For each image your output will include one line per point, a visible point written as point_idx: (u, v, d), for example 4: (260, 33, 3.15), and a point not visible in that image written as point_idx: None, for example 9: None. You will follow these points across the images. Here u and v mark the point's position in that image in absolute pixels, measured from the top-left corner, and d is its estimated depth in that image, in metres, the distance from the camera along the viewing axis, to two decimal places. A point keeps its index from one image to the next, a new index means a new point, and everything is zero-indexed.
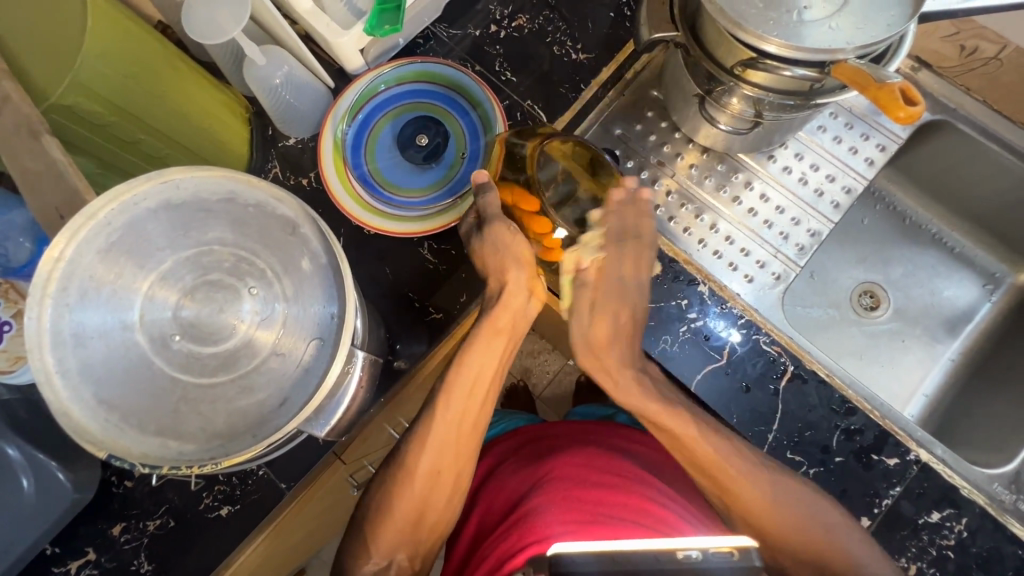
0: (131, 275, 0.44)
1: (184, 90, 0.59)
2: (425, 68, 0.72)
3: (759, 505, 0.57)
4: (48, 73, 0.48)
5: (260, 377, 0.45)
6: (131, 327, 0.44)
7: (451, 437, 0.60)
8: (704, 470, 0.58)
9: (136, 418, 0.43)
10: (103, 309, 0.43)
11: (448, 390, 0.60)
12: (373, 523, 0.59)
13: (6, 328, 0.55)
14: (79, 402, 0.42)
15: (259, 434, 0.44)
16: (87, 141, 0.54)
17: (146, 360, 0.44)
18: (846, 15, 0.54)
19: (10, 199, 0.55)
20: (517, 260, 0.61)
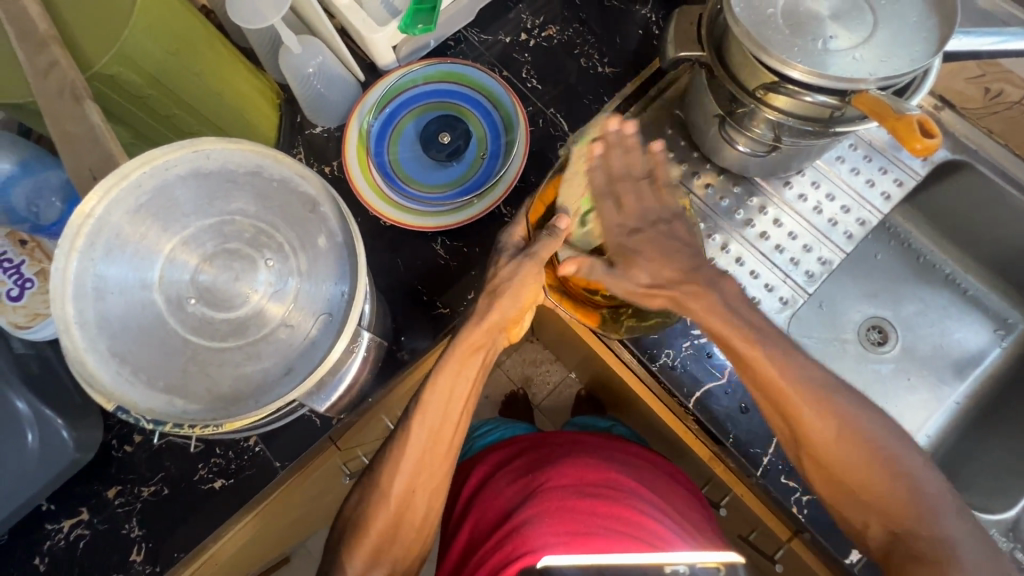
0: (155, 238, 0.46)
1: (218, 69, 0.61)
2: (453, 68, 0.74)
3: (833, 454, 0.58)
4: (93, 40, 0.50)
5: (267, 345, 0.46)
6: (149, 287, 0.45)
7: (425, 455, 0.61)
8: (795, 416, 0.58)
9: (146, 374, 0.44)
10: (126, 266, 0.45)
11: (420, 410, 0.61)
12: (350, 538, 0.61)
13: (30, 284, 0.61)
14: (94, 353, 0.43)
15: (261, 400, 0.44)
16: (125, 111, 0.56)
17: (160, 318, 0.45)
18: (870, 47, 0.56)
19: (48, 159, 0.56)
20: (510, 292, 0.62)
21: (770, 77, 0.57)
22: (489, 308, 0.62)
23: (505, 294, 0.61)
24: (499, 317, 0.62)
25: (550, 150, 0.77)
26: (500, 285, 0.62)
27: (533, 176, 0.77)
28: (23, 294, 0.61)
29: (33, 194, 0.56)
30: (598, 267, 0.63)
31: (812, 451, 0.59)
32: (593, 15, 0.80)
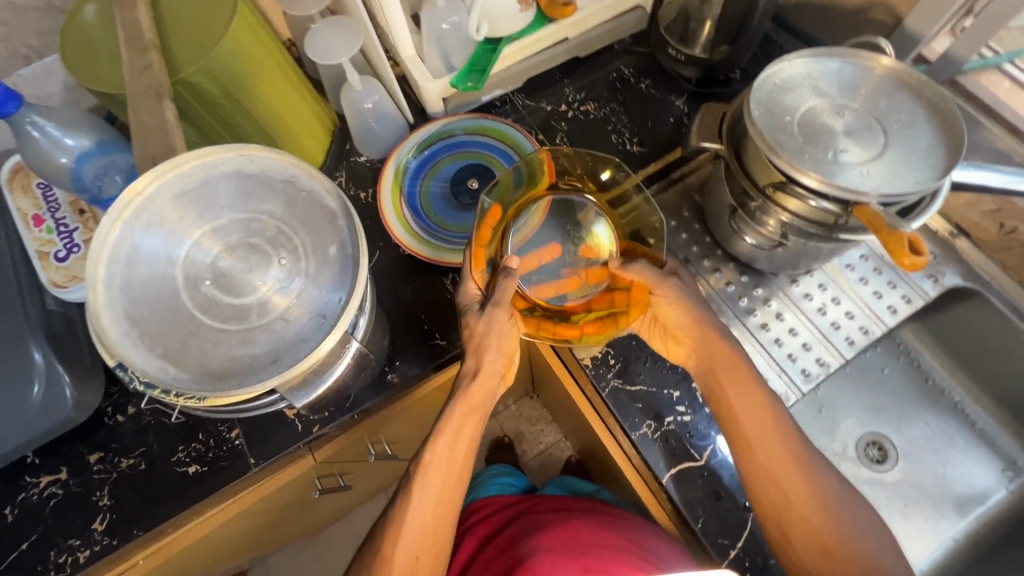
0: (189, 222, 0.51)
1: (283, 91, 0.68)
2: (493, 125, 0.81)
3: (817, 527, 0.59)
4: (186, 53, 0.59)
5: (262, 334, 0.50)
6: (174, 263, 0.50)
7: (427, 515, 0.62)
8: (789, 481, 0.60)
9: (149, 338, 0.48)
10: (158, 241, 0.50)
11: (420, 473, 0.62)
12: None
13: (76, 250, 0.71)
14: (111, 312, 0.47)
15: (242, 382, 0.47)
16: (196, 114, 0.63)
17: (175, 292, 0.50)
18: (878, 166, 0.59)
19: (122, 143, 0.64)
20: (499, 346, 0.62)
21: (779, 176, 0.61)
22: (480, 361, 0.63)
23: (488, 345, 0.62)
24: (491, 374, 0.63)
25: None
26: (483, 342, 0.62)
27: None
28: (69, 257, 0.70)
29: (100, 170, 0.62)
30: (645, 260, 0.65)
31: (775, 488, 0.61)
32: (630, 99, 0.87)
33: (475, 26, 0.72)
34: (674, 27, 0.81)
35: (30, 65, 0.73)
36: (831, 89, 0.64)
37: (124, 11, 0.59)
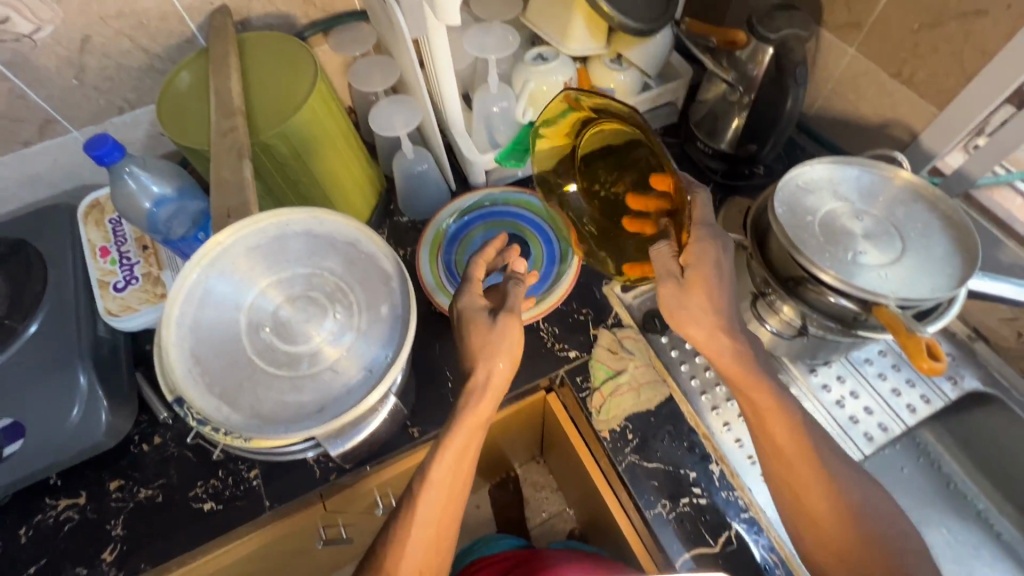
0: (258, 272, 0.55)
1: (344, 154, 0.75)
2: (530, 199, 0.87)
3: (829, 520, 0.58)
4: (267, 119, 0.66)
5: (312, 382, 0.53)
6: (240, 308, 0.54)
7: (431, 528, 0.59)
8: (797, 477, 0.60)
9: (207, 376, 0.51)
10: (228, 288, 0.54)
11: (425, 489, 0.59)
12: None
13: (134, 282, 0.76)
14: (179, 350, 0.51)
15: (290, 427, 0.50)
16: (265, 171, 0.70)
17: (238, 336, 0.53)
18: (897, 269, 0.62)
19: (199, 191, 0.70)
20: (507, 355, 0.60)
21: (801, 271, 0.64)
22: (490, 374, 0.60)
23: (500, 356, 0.60)
24: (497, 388, 0.61)
25: (595, 284, 0.83)
26: (489, 351, 0.60)
27: (577, 303, 0.82)
28: (126, 289, 0.75)
29: (175, 214, 0.68)
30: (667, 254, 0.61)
31: (797, 496, 0.60)
32: None
33: (522, 110, 0.81)
34: (703, 122, 0.87)
35: (122, 115, 0.81)
36: (851, 193, 0.69)
37: (219, 81, 0.67)
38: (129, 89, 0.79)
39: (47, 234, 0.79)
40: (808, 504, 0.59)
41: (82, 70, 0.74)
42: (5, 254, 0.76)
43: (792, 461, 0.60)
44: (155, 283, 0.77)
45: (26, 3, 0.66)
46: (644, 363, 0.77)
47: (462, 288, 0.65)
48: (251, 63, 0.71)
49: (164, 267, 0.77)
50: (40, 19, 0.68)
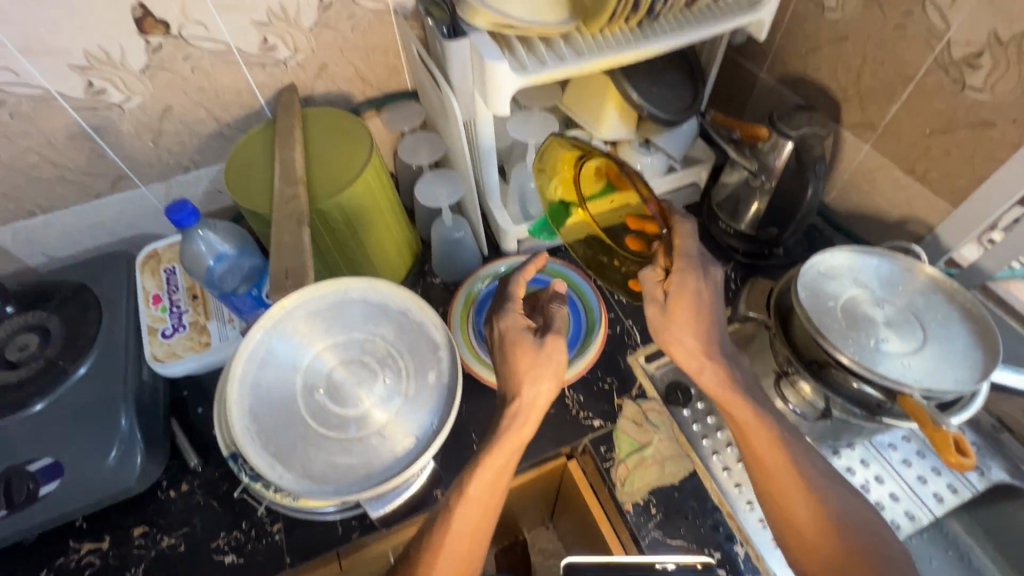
0: (316, 335, 0.59)
1: (389, 221, 0.80)
2: (559, 267, 0.90)
3: (816, 535, 0.59)
4: (325, 189, 0.72)
5: (360, 445, 0.56)
6: (297, 369, 0.58)
7: (463, 545, 0.58)
8: (778, 488, 0.61)
9: (263, 434, 0.54)
10: (288, 350, 0.58)
11: (461, 509, 0.59)
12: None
13: (182, 329, 0.81)
14: (240, 407, 0.54)
15: (340, 490, 0.53)
16: (317, 235, 0.75)
17: (294, 396, 0.57)
18: (919, 357, 0.64)
19: (257, 251, 0.75)
20: (552, 379, 0.63)
21: (825, 356, 0.66)
22: (536, 397, 0.63)
23: (545, 377, 0.63)
24: (540, 405, 0.63)
25: (619, 354, 0.85)
26: (536, 370, 0.63)
27: (602, 372, 0.84)
28: (173, 335, 0.80)
29: (234, 271, 0.72)
30: (652, 277, 0.68)
31: (784, 509, 0.61)
32: None
33: None
34: (725, 205, 0.92)
35: (187, 173, 0.88)
36: (871, 280, 0.72)
37: (284, 152, 0.74)
38: (196, 151, 0.86)
39: (104, 279, 0.84)
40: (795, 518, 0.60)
41: (159, 134, 0.81)
42: (64, 297, 0.80)
43: (786, 480, 0.61)
44: (201, 331, 0.81)
45: (122, 77, 0.73)
46: (667, 437, 0.78)
47: (501, 310, 0.68)
48: (312, 136, 0.78)
49: (211, 317, 0.81)
50: (132, 90, 0.75)
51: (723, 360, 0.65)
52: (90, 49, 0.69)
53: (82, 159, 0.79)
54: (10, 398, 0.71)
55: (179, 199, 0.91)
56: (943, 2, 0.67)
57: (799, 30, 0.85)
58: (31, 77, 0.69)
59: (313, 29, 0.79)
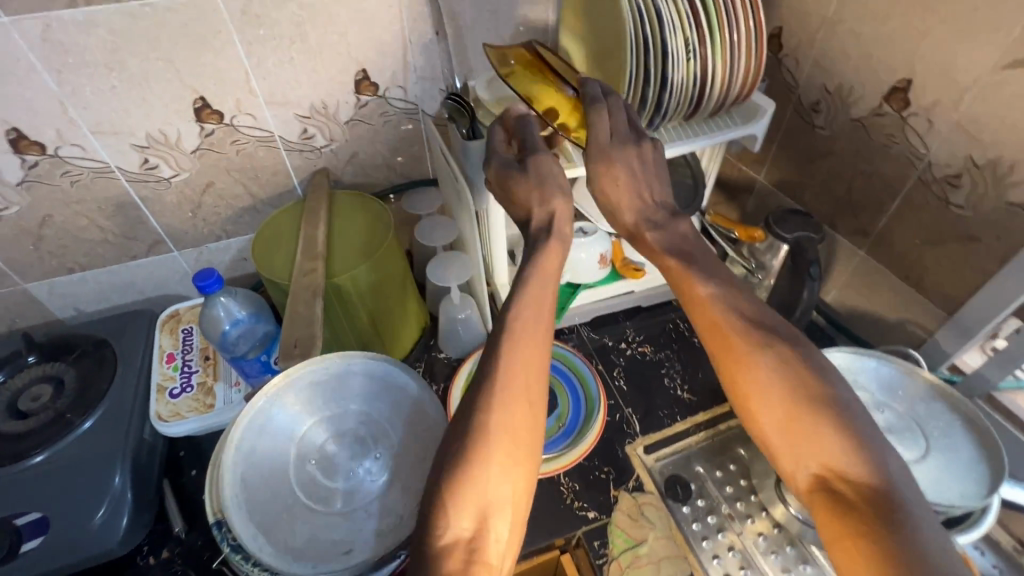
0: (316, 406, 0.61)
1: (399, 297, 0.84)
2: (559, 349, 0.92)
3: (767, 394, 0.52)
4: (343, 265, 0.76)
5: (345, 521, 0.56)
6: (293, 439, 0.60)
7: (520, 379, 0.52)
8: (730, 358, 0.55)
9: (251, 503, 0.55)
10: (287, 420, 0.60)
11: (502, 378, 0.52)
12: (466, 553, 0.46)
13: (188, 390, 0.82)
14: (232, 473, 0.55)
15: (318, 567, 0.52)
16: (330, 308, 0.78)
17: (286, 466, 0.58)
18: (921, 469, 0.64)
19: (271, 317, 0.79)
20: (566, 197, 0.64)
21: None
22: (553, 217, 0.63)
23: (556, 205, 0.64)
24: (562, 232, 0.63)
25: (617, 442, 0.84)
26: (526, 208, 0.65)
27: (599, 460, 0.82)
28: (181, 395, 0.81)
29: (249, 336, 0.76)
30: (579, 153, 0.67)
31: (739, 379, 0.55)
32: (683, 349, 0.96)
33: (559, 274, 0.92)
34: None
35: (218, 242, 0.95)
36: (870, 386, 0.71)
37: (308, 229, 0.80)
38: (230, 223, 0.93)
39: (125, 336, 0.87)
40: (753, 374, 0.54)
41: (198, 206, 0.89)
42: (84, 351, 0.84)
43: (737, 351, 0.55)
44: (207, 393, 0.82)
45: (175, 157, 0.82)
46: (664, 536, 0.75)
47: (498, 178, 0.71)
48: (337, 215, 0.84)
49: (219, 379, 0.83)
50: (181, 168, 0.83)
51: (652, 230, 0.65)
52: (152, 132, 0.78)
53: (126, 224, 0.87)
54: (14, 447, 0.73)
55: (207, 264, 0.96)
56: (920, 128, 0.73)
57: (793, 143, 0.92)
58: (96, 153, 0.78)
59: (348, 122, 0.88)
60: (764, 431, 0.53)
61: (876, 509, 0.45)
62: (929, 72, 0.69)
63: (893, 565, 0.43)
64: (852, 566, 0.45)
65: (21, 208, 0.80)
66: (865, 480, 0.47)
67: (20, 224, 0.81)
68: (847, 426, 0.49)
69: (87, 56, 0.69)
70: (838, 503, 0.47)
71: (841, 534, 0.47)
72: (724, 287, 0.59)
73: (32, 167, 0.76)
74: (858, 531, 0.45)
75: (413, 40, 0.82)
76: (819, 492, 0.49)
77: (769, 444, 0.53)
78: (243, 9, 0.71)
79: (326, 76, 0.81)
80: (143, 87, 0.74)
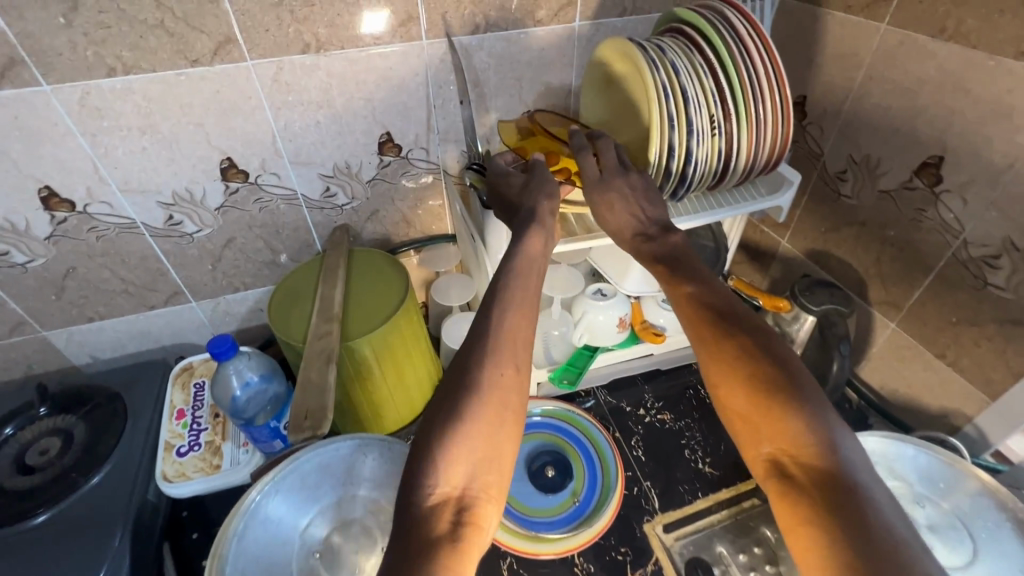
0: (321, 491, 0.60)
1: (413, 358, 0.82)
2: (575, 415, 0.90)
3: (734, 378, 0.49)
4: (357, 326, 0.75)
5: None
6: (294, 530, 0.57)
7: (510, 340, 0.50)
8: (700, 336, 0.52)
9: None
10: (289, 510, 0.58)
11: (495, 339, 0.50)
12: (456, 511, 0.43)
13: (196, 448, 0.81)
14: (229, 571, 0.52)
15: None
16: (343, 373, 0.76)
17: (285, 561, 0.56)
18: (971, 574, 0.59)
19: (283, 377, 0.77)
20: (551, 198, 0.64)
21: None
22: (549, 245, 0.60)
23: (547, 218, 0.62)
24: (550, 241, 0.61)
25: (635, 520, 0.80)
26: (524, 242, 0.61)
27: (615, 538, 0.78)
28: (189, 454, 0.80)
29: (260, 397, 0.74)
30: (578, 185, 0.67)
31: (709, 358, 0.51)
32: (704, 418, 0.93)
33: (576, 335, 0.89)
34: None
35: (236, 293, 0.95)
36: (909, 475, 0.67)
37: (325, 290, 0.80)
38: (249, 275, 0.93)
39: (137, 389, 0.87)
40: (724, 351, 0.50)
41: (219, 259, 0.89)
42: (96, 403, 0.84)
43: (706, 328, 0.52)
44: (215, 452, 0.81)
45: (199, 213, 0.83)
46: None
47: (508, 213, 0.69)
48: (354, 272, 0.84)
49: (228, 438, 0.82)
50: (204, 224, 0.85)
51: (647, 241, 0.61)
52: (178, 190, 0.80)
53: (147, 276, 0.87)
54: (17, 506, 0.72)
55: (225, 314, 0.97)
56: (954, 205, 0.71)
57: (818, 210, 0.90)
58: (123, 210, 0.79)
59: (370, 181, 0.89)
60: (729, 412, 0.49)
61: (828, 493, 0.41)
62: (962, 150, 0.68)
63: (846, 547, 0.38)
64: (801, 552, 0.41)
65: (47, 261, 0.81)
66: (818, 463, 0.43)
67: (45, 276, 0.82)
68: (810, 409, 0.45)
69: (121, 121, 0.71)
70: (787, 486, 0.43)
71: (789, 519, 0.43)
72: (700, 271, 0.56)
73: (60, 223, 0.77)
74: (808, 514, 0.41)
75: (437, 104, 0.83)
76: (773, 476, 0.45)
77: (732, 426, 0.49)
78: (274, 77, 0.73)
79: (351, 139, 0.83)
80: (172, 149, 0.75)
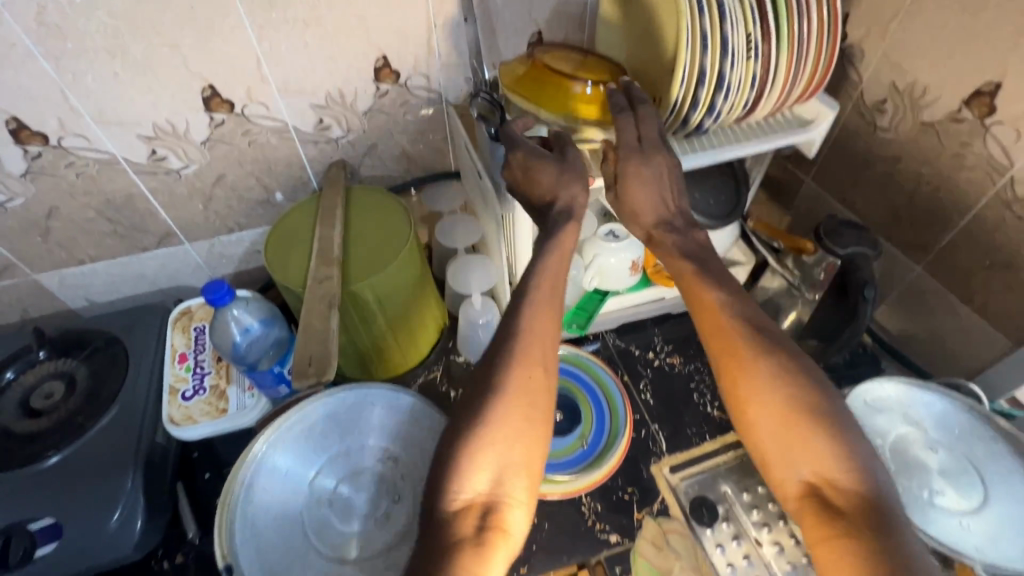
0: (330, 442, 0.66)
1: (418, 302, 0.79)
2: (586, 360, 0.88)
3: (763, 404, 0.55)
4: (359, 269, 0.71)
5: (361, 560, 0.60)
6: (307, 478, 0.64)
7: (537, 353, 0.57)
8: (731, 367, 0.57)
9: (264, 544, 0.59)
10: (300, 461, 0.65)
11: (514, 343, 0.56)
12: (481, 516, 0.49)
13: (201, 392, 0.80)
14: (244, 516, 0.59)
15: None
16: (345, 317, 0.73)
17: (300, 505, 0.63)
18: (979, 517, 0.59)
19: (284, 322, 0.75)
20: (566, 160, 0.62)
21: None
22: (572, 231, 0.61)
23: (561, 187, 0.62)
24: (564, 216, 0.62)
25: (643, 461, 0.80)
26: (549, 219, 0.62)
27: (622, 479, 0.79)
28: (193, 398, 0.79)
29: (263, 343, 0.73)
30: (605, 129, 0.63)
31: (741, 386, 0.57)
32: None
33: (587, 279, 0.85)
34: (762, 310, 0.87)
35: (230, 235, 0.90)
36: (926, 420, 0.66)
37: (322, 230, 0.75)
38: (242, 215, 0.89)
39: (136, 332, 0.85)
40: (755, 381, 0.56)
41: (210, 198, 0.84)
42: (96, 347, 0.82)
43: (736, 360, 0.57)
44: (220, 397, 0.80)
45: (183, 148, 0.77)
46: (689, 566, 0.70)
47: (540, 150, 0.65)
48: (354, 213, 0.79)
49: (232, 381, 0.81)
50: (190, 159, 0.79)
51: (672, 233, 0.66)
52: (159, 122, 0.73)
53: (135, 216, 0.83)
54: (28, 448, 0.72)
55: (220, 256, 0.93)
56: (1006, 138, 0.64)
57: (849, 146, 0.84)
58: (102, 145, 0.73)
59: (367, 113, 0.82)
60: (757, 432, 0.55)
61: (859, 517, 0.48)
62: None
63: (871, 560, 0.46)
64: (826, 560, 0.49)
65: (26, 200, 0.76)
66: (853, 489, 0.50)
67: (27, 216, 0.78)
68: (833, 435, 0.52)
69: (87, 43, 0.64)
70: (822, 507, 0.51)
71: (818, 534, 0.50)
72: (733, 296, 0.61)
73: (35, 159, 0.72)
74: (836, 533, 0.49)
75: (438, 24, 0.75)
76: (810, 498, 0.52)
77: (762, 449, 0.56)
78: None
79: (344, 65, 0.75)
80: (147, 76, 0.69)
